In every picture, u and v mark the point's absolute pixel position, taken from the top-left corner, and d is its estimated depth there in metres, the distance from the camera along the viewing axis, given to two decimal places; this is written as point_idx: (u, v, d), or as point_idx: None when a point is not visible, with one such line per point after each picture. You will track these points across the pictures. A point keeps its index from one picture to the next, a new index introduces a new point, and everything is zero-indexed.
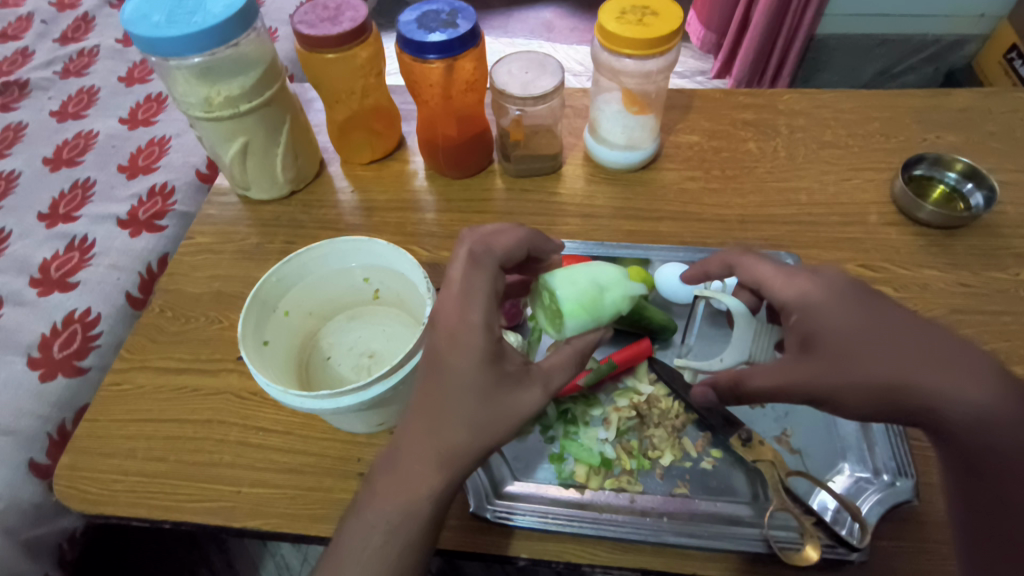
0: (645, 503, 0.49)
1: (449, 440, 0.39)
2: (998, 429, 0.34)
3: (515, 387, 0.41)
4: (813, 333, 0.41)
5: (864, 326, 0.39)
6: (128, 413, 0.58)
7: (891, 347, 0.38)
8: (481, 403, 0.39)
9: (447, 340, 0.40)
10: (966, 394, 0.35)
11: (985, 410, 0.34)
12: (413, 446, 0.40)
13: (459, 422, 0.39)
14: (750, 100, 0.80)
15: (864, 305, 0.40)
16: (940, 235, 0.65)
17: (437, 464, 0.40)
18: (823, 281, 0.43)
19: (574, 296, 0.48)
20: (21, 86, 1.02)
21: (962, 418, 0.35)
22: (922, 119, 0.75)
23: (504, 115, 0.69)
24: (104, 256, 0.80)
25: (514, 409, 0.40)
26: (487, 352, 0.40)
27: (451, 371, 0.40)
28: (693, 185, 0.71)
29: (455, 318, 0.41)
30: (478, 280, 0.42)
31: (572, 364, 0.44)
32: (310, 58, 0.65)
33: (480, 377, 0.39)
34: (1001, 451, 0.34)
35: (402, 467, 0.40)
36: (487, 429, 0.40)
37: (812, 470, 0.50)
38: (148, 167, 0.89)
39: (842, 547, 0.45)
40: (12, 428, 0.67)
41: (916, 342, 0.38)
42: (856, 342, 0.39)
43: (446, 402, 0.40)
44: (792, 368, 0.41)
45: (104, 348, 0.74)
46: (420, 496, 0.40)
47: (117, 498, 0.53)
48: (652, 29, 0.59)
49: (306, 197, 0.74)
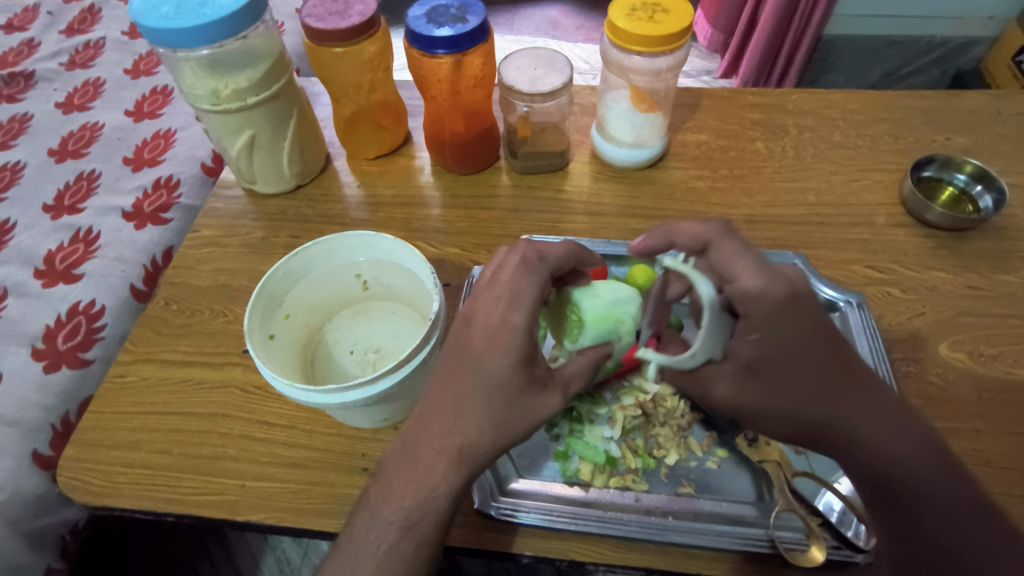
0: (650, 502, 0.49)
1: (470, 441, 0.39)
2: (905, 459, 0.41)
3: (539, 391, 0.41)
4: (762, 359, 0.42)
5: (814, 362, 0.42)
6: (132, 406, 0.58)
7: (825, 386, 0.42)
8: (508, 405, 0.40)
9: (485, 340, 0.40)
10: (884, 431, 0.41)
11: (900, 444, 0.41)
12: (434, 442, 0.40)
13: (481, 422, 0.39)
14: (758, 100, 0.79)
15: (811, 331, 0.42)
16: (950, 237, 0.65)
17: (457, 462, 0.40)
18: (789, 305, 0.42)
19: (597, 308, 0.48)
20: (26, 77, 1.02)
21: (881, 450, 0.41)
22: (931, 120, 0.75)
23: (511, 112, 0.68)
24: (109, 248, 0.80)
25: (538, 412, 0.40)
26: (522, 355, 0.40)
27: (483, 372, 0.39)
28: (701, 184, 0.71)
29: (497, 321, 0.41)
30: (525, 285, 0.42)
31: (588, 373, 0.45)
32: (318, 51, 0.65)
33: (513, 379, 0.39)
34: (915, 480, 0.40)
35: (422, 462, 0.40)
36: (507, 429, 0.40)
37: (817, 470, 0.49)
38: (154, 159, 0.89)
39: (848, 548, 0.45)
40: (16, 419, 0.67)
41: (848, 380, 0.42)
42: (807, 375, 0.42)
43: (471, 401, 0.39)
44: (738, 387, 0.43)
45: (109, 341, 0.74)
46: (437, 492, 0.40)
47: (121, 490, 0.53)
48: (662, 27, 0.59)
49: (312, 191, 0.74)
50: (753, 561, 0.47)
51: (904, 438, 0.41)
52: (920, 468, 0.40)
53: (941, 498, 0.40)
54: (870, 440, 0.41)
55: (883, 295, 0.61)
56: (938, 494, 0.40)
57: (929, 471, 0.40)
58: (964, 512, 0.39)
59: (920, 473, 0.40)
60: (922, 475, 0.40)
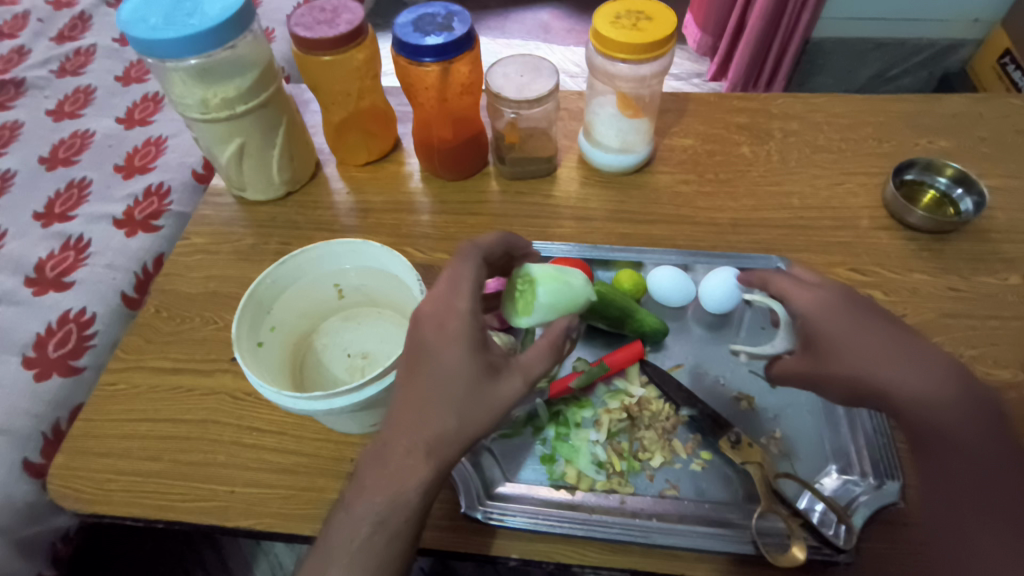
0: (635, 504, 0.49)
1: (435, 431, 0.40)
2: (936, 400, 0.40)
3: (496, 377, 0.41)
4: (814, 337, 0.46)
5: (846, 327, 0.44)
6: (123, 413, 0.58)
7: (856, 345, 0.43)
8: (467, 391, 0.41)
9: (436, 331, 0.42)
10: (920, 378, 0.41)
11: (929, 386, 0.41)
12: (402, 437, 0.41)
13: (445, 411, 0.40)
14: (744, 104, 0.80)
15: (846, 307, 0.46)
16: (931, 239, 0.66)
17: (426, 453, 0.40)
18: (826, 293, 0.47)
19: (545, 269, 0.51)
20: (17, 85, 1.02)
21: (911, 398, 0.41)
22: (913, 124, 0.76)
23: (499, 118, 0.69)
24: (100, 255, 0.80)
25: (499, 399, 0.41)
26: (473, 340, 0.41)
27: (441, 361, 0.41)
28: (687, 188, 0.72)
29: (443, 309, 0.42)
30: (466, 272, 0.44)
31: (550, 355, 0.44)
32: (307, 61, 0.66)
33: (468, 365, 0.41)
34: (942, 426, 0.39)
35: (392, 455, 0.41)
36: (470, 416, 0.41)
37: (800, 472, 0.50)
38: (144, 167, 0.90)
39: (829, 548, 0.45)
40: (7, 428, 0.67)
41: (881, 337, 0.43)
42: (842, 339, 0.44)
43: (431, 391, 0.41)
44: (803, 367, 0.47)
45: (99, 348, 0.75)
46: (408, 486, 0.40)
47: (111, 497, 0.54)
48: (647, 35, 0.60)
49: (302, 198, 0.75)
50: (742, 562, 0.47)
51: (932, 379, 0.41)
52: (948, 412, 0.40)
53: (972, 441, 0.38)
54: (902, 385, 0.41)
55: (866, 298, 0.62)
56: (965, 440, 0.39)
57: (958, 415, 0.39)
58: (996, 456, 0.38)
59: (947, 418, 0.39)
60: (948, 418, 0.39)
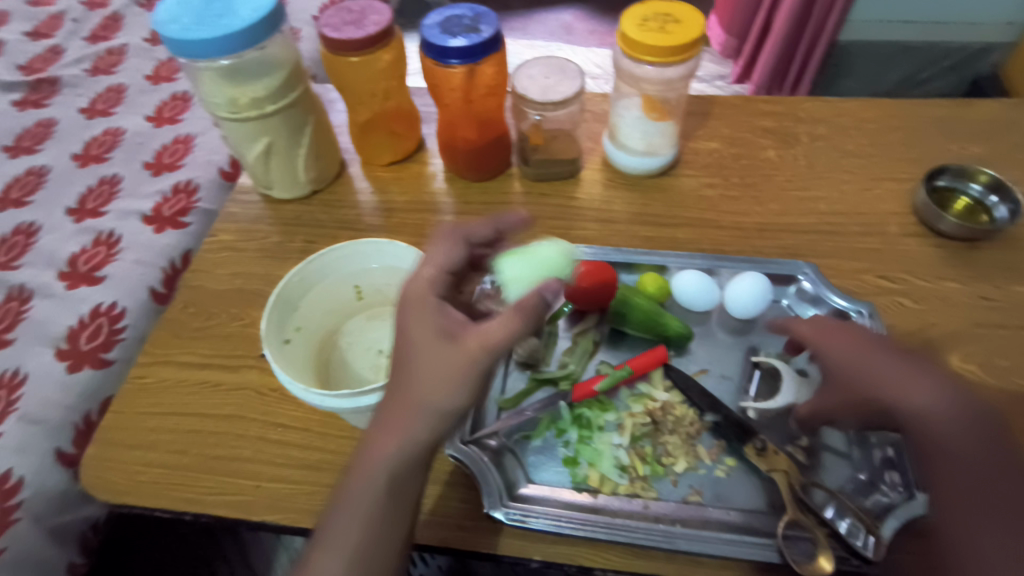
0: (658, 509, 0.49)
1: (399, 402, 0.41)
2: (937, 413, 0.43)
3: (450, 342, 0.41)
4: (832, 370, 0.49)
5: (858, 357, 0.47)
6: (152, 406, 0.59)
7: (867, 370, 0.46)
8: (421, 356, 0.41)
9: (402, 302, 0.44)
10: (926, 398, 0.43)
11: (931, 401, 0.43)
12: (379, 412, 0.43)
13: (405, 381, 0.41)
14: (770, 107, 0.79)
15: (860, 340, 0.48)
16: (963, 247, 0.65)
17: (392, 427, 0.41)
18: (842, 330, 0.50)
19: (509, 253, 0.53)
20: (52, 83, 1.04)
21: (913, 416, 0.43)
22: (945, 129, 0.75)
23: (523, 120, 0.70)
24: (130, 251, 0.82)
25: (450, 362, 0.40)
26: (430, 307, 0.43)
27: (404, 330, 0.43)
28: (711, 192, 0.71)
29: (412, 282, 0.46)
30: (439, 251, 0.48)
31: (513, 320, 0.40)
32: (334, 61, 0.66)
33: (424, 330, 0.42)
34: (944, 440, 0.42)
35: (370, 433, 0.43)
36: (425, 384, 0.40)
37: (826, 481, 0.50)
38: (173, 164, 0.91)
39: (856, 558, 0.45)
40: (39, 418, 0.69)
41: (888, 361, 0.46)
42: (854, 369, 0.47)
43: (397, 362, 0.43)
44: (823, 398, 0.50)
45: (129, 342, 0.76)
46: (378, 461, 0.41)
47: (141, 489, 0.55)
48: (674, 37, 0.59)
49: (327, 197, 0.75)
50: (764, 570, 0.47)
51: (934, 395, 0.43)
52: (947, 426, 0.42)
53: (971, 455, 0.41)
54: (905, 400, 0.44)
55: (895, 306, 0.61)
56: (966, 454, 0.41)
57: (958, 430, 0.42)
58: (989, 469, 0.41)
59: (948, 431, 0.42)
60: (947, 432, 0.42)
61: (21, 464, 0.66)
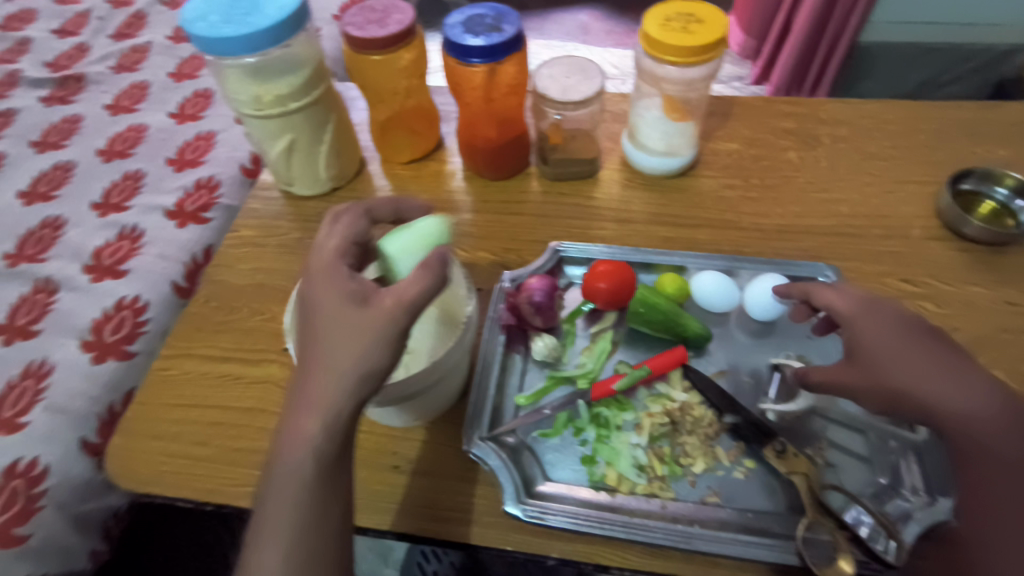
0: (677, 509, 0.49)
1: (316, 375, 0.41)
2: (981, 416, 0.42)
3: (364, 306, 0.41)
4: (859, 346, 0.47)
5: (894, 341, 0.45)
6: (175, 398, 0.60)
7: (905, 360, 0.44)
8: (337, 324, 0.41)
9: (311, 278, 0.44)
10: (966, 398, 0.42)
11: (973, 403, 0.42)
12: (296, 389, 0.42)
13: (319, 353, 0.41)
14: (791, 109, 0.79)
15: (899, 324, 0.46)
16: (987, 252, 0.64)
17: (313, 402, 0.41)
18: (878, 309, 0.47)
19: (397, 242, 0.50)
20: (78, 80, 1.06)
21: (956, 415, 0.42)
22: (970, 132, 0.74)
23: (543, 119, 0.70)
24: (153, 245, 0.83)
25: (368, 324, 0.40)
26: (341, 278, 0.43)
27: (315, 306, 0.42)
28: (731, 193, 0.71)
29: (318, 258, 0.45)
30: (341, 228, 0.48)
31: (426, 275, 0.40)
32: (356, 58, 0.67)
33: (335, 299, 0.42)
34: (985, 442, 0.41)
35: (289, 410, 0.42)
36: (344, 351, 0.40)
37: (846, 484, 0.49)
38: (195, 161, 0.92)
39: (875, 563, 0.45)
40: (65, 407, 0.70)
41: (928, 354, 0.44)
42: (887, 354, 0.45)
43: (310, 337, 0.42)
44: (840, 372, 0.48)
45: (151, 335, 0.78)
46: (304, 437, 0.41)
47: (163, 479, 0.56)
48: (697, 37, 0.59)
49: (347, 194, 0.76)
50: (782, 572, 0.47)
51: (979, 397, 0.42)
52: (989, 428, 0.42)
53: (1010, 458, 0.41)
54: (947, 401, 0.43)
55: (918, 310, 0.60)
56: (1009, 455, 0.41)
57: (1001, 433, 0.41)
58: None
59: (989, 434, 0.41)
60: (990, 435, 0.41)
61: (46, 452, 0.68)
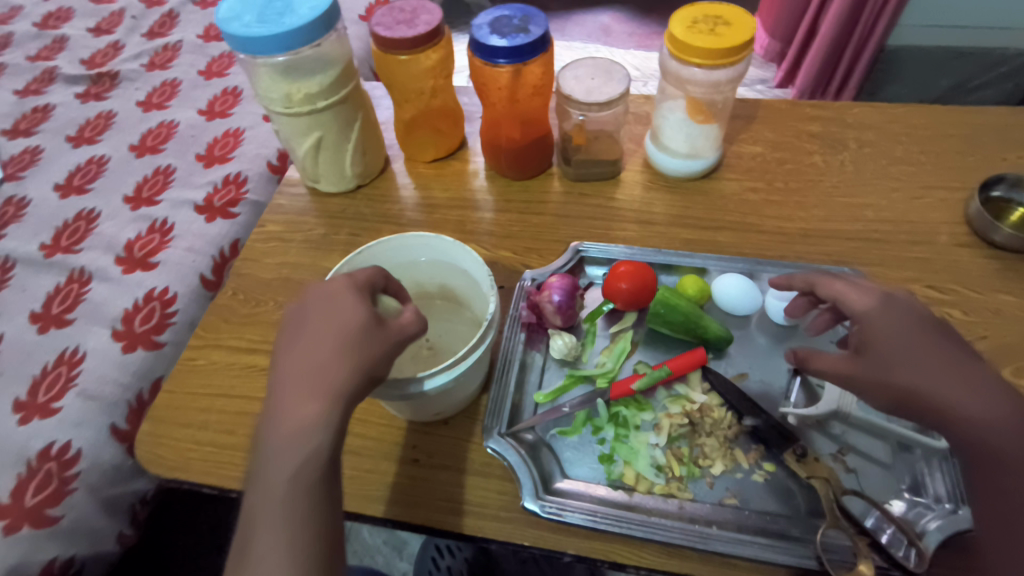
0: (694, 510, 0.49)
1: (331, 376, 0.41)
2: (997, 424, 0.41)
3: (384, 326, 0.44)
4: (870, 342, 0.46)
5: (909, 341, 0.45)
6: (203, 387, 0.62)
7: (921, 361, 0.44)
8: (360, 334, 0.42)
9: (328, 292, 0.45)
10: (980, 404, 0.42)
11: (990, 411, 0.41)
12: (294, 392, 0.41)
13: (336, 358, 0.41)
14: (817, 112, 0.78)
15: (916, 325, 0.45)
16: (1017, 259, 0.63)
17: (325, 401, 0.40)
18: (894, 306, 0.47)
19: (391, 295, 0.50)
20: (112, 77, 1.09)
21: (969, 418, 0.42)
22: (1001, 137, 0.73)
23: (567, 120, 0.71)
24: (182, 238, 0.86)
25: (390, 344, 0.43)
26: (361, 297, 0.45)
27: (334, 314, 0.43)
28: (754, 196, 0.71)
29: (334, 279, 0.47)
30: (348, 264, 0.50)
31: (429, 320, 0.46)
32: (385, 58, 0.68)
33: (359, 313, 0.43)
34: (1000, 450, 0.41)
35: (285, 412, 0.41)
36: (363, 361, 0.42)
37: (867, 490, 0.49)
38: (223, 157, 0.95)
39: (896, 570, 0.45)
40: (97, 394, 0.73)
41: (944, 357, 0.44)
42: (901, 353, 0.44)
43: (322, 344, 0.42)
44: (846, 365, 0.47)
45: (179, 326, 0.80)
46: (310, 438, 0.40)
47: (190, 465, 0.57)
48: (724, 40, 0.59)
49: (371, 192, 0.77)
50: None
51: (997, 406, 0.41)
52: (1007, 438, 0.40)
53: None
54: (963, 407, 0.42)
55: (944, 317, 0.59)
56: None
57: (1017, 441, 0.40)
58: None
59: (1005, 442, 0.40)
60: (1006, 445, 0.40)
61: (79, 437, 0.70)
